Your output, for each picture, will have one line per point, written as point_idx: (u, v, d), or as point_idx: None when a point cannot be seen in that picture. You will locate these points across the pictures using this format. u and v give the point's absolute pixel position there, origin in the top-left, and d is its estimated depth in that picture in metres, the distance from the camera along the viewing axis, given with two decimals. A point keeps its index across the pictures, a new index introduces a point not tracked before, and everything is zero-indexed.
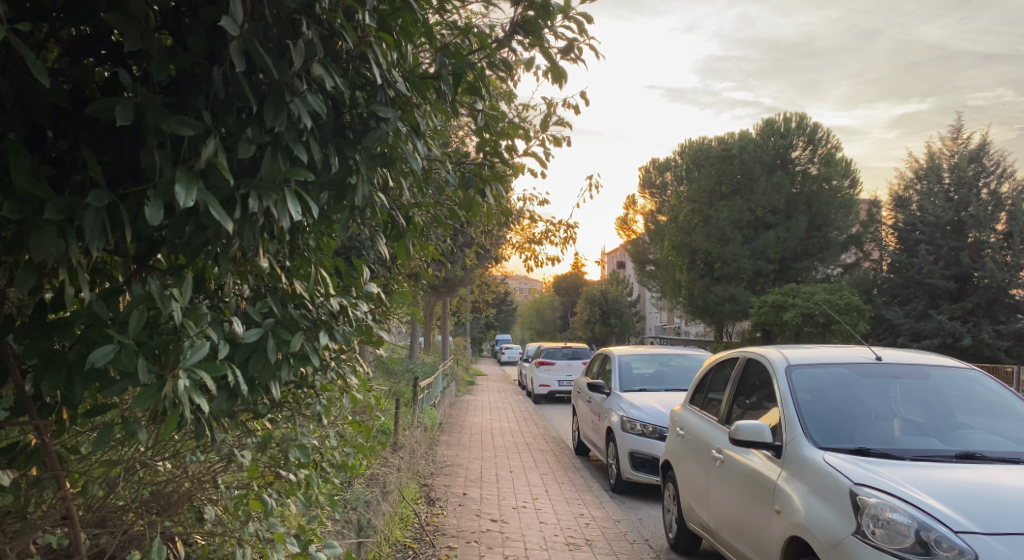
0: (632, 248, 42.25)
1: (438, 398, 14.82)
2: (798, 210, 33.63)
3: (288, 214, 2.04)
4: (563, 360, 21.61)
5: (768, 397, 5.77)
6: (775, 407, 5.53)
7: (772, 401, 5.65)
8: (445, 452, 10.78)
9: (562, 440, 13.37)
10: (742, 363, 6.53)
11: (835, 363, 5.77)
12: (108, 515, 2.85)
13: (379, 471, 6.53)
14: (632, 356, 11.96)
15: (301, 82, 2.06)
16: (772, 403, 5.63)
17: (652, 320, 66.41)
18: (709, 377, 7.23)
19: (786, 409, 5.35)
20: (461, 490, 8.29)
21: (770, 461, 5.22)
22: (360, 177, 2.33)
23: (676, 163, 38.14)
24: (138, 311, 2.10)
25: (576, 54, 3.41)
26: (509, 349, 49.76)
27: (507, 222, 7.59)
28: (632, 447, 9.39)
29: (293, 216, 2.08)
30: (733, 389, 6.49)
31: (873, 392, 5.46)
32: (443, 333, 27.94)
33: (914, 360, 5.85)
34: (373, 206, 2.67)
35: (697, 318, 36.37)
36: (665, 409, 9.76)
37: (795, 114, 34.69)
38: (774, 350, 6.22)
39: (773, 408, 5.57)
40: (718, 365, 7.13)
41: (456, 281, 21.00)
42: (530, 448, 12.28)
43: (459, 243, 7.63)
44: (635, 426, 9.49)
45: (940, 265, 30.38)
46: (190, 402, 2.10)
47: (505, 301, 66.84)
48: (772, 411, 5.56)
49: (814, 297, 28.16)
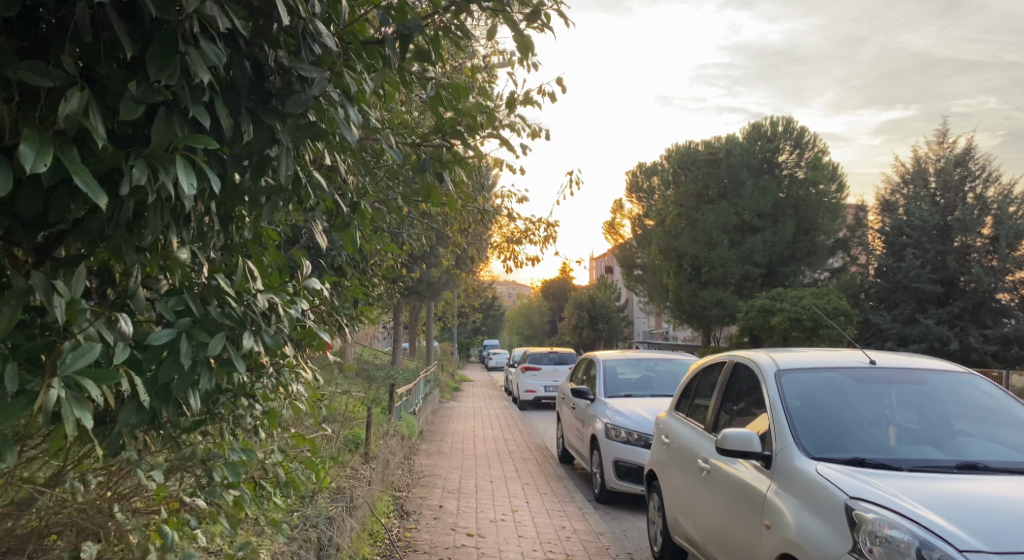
0: (619, 252, 41.98)
1: (418, 405, 14.49)
2: (784, 214, 33.55)
3: (185, 184, 1.72)
4: (549, 365, 21.28)
5: (757, 403, 5.47)
6: (763, 414, 5.23)
7: (759, 407, 5.36)
8: (423, 462, 10.43)
9: (545, 448, 13.06)
10: (728, 368, 6.23)
11: (826, 367, 5.47)
12: (11, 546, 2.53)
13: (346, 485, 6.19)
14: (617, 362, 11.64)
15: (198, 29, 1.83)
16: (759, 410, 5.33)
17: (640, 325, 66.29)
18: (695, 383, 6.93)
19: (774, 416, 5.05)
20: (437, 503, 7.96)
21: (759, 471, 4.90)
22: (282, 150, 2.07)
23: (662, 167, 37.96)
24: (10, 310, 1.76)
25: (543, 20, 3.09)
26: (496, 355, 49.32)
27: (482, 221, 7.22)
28: (617, 455, 9.06)
29: (190, 188, 1.75)
30: (719, 395, 6.19)
31: (867, 398, 5.16)
32: (428, 338, 27.58)
33: (910, 363, 5.56)
34: (308, 187, 2.36)
35: (685, 323, 36.13)
36: (651, 416, 9.45)
37: (782, 117, 34.62)
38: (761, 354, 5.94)
39: (760, 415, 5.28)
40: (704, 370, 6.84)
41: (440, 285, 20.65)
42: (512, 456, 11.94)
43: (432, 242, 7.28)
44: (619, 434, 9.18)
45: (927, 269, 30.24)
46: (71, 418, 1.74)
47: (494, 307, 66.47)
48: (759, 418, 5.27)
49: (801, 301, 27.96)
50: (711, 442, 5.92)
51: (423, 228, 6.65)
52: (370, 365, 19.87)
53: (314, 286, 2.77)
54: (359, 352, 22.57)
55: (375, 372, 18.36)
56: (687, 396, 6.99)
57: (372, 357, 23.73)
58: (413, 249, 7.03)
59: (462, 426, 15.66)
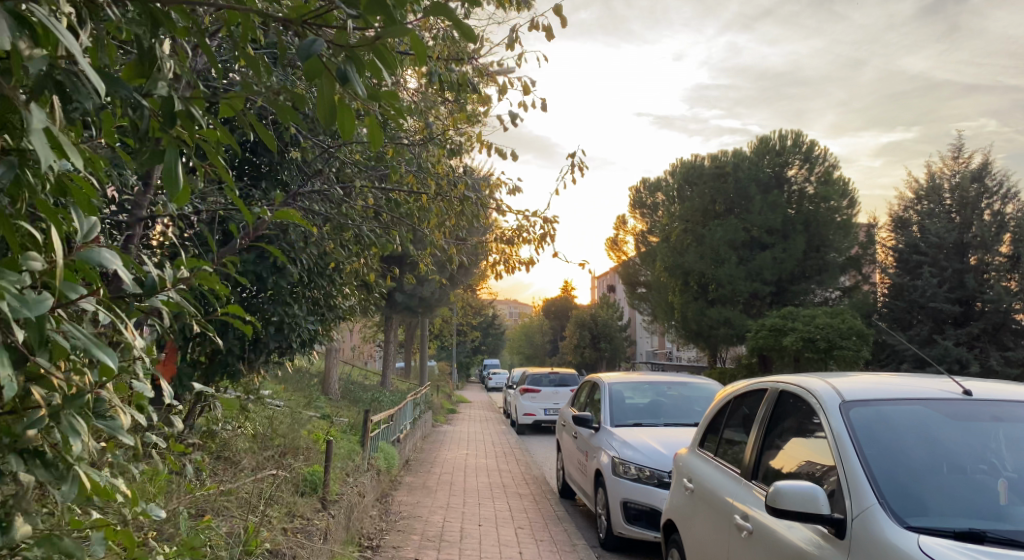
0: (622, 269, 40.69)
1: (405, 431, 13.24)
2: (794, 230, 32.29)
3: None
4: (550, 387, 19.98)
5: (815, 445, 4.15)
6: (828, 456, 3.96)
7: (818, 446, 4.08)
8: (404, 499, 9.15)
9: (544, 481, 11.79)
10: (769, 397, 4.97)
11: (907, 399, 4.20)
12: None
13: (287, 544, 5.00)
14: (624, 385, 10.37)
15: None
16: (819, 450, 4.06)
17: (643, 345, 65.18)
18: (724, 414, 5.67)
19: (845, 459, 3.78)
20: (413, 555, 6.67)
21: (826, 541, 3.57)
22: None
23: (666, 183, 36.90)
24: None
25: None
26: (495, 376, 47.90)
27: (459, 209, 6.18)
28: (625, 495, 7.87)
29: None
30: (757, 431, 4.93)
31: (970, 444, 3.89)
32: (424, 357, 26.20)
33: (1017, 397, 4.27)
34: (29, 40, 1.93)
35: (690, 342, 34.89)
36: (666, 449, 8.19)
37: (791, 131, 33.51)
38: (810, 380, 4.71)
39: (823, 455, 4.01)
40: (737, 398, 5.57)
41: (434, 300, 19.42)
42: (506, 490, 10.69)
43: (374, 217, 6.27)
44: (628, 470, 7.99)
45: (945, 287, 28.87)
46: None
47: (494, 326, 65.23)
48: (822, 462, 3.99)
49: (815, 321, 26.71)
50: (743, 490, 4.71)
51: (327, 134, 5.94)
52: (358, 386, 18.59)
53: (111, 259, 2.21)
54: (348, 372, 21.29)
55: (363, 394, 17.08)
56: (716, 429, 5.73)
57: (362, 377, 22.42)
58: (353, 229, 5.91)
59: (454, 453, 14.41)
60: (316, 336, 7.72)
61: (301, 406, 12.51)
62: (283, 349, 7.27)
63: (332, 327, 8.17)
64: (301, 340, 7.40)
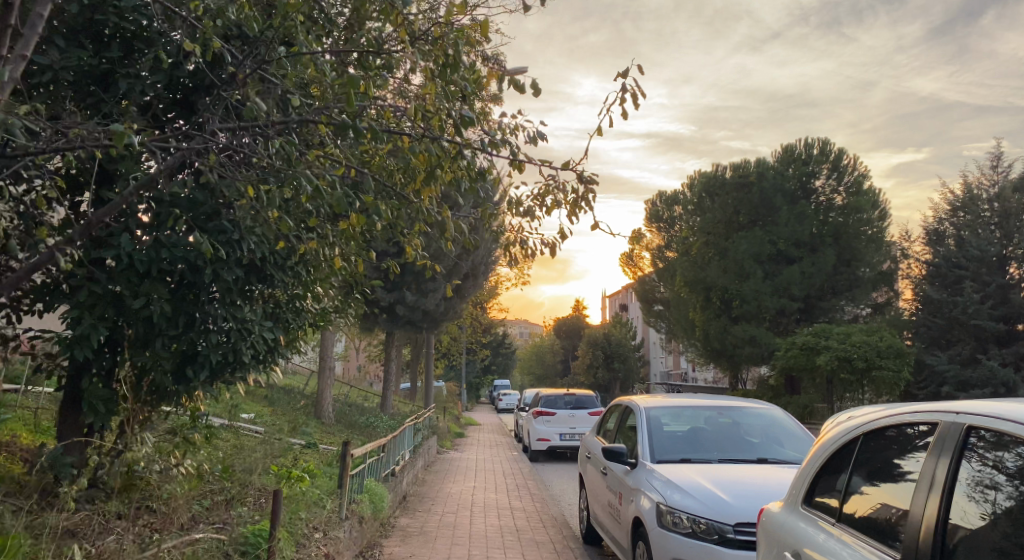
0: (638, 285, 38.80)
1: (402, 462, 11.43)
2: (823, 243, 30.23)
3: None
4: (566, 410, 18.12)
5: None
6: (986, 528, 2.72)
7: (964, 508, 2.84)
8: (395, 552, 7.39)
9: (566, 523, 9.98)
10: (943, 437, 3.05)
11: None
12: None
13: None
14: (661, 409, 8.57)
15: None
16: (967, 514, 2.82)
17: (658, 365, 63.35)
18: (853, 457, 3.76)
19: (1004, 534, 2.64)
20: None
21: None
22: None
23: (684, 196, 35.01)
24: None
25: None
26: (507, 397, 46.50)
27: (454, 174, 4.61)
28: (675, 554, 6.15)
29: None
30: (929, 497, 3.01)
31: None
32: (429, 378, 24.29)
33: None
34: None
35: (710, 361, 33.08)
36: (727, 494, 6.40)
37: (818, 138, 31.26)
38: (1012, 408, 2.90)
39: (974, 522, 2.77)
40: (872, 434, 3.63)
41: (439, 314, 17.66)
42: (521, 537, 8.91)
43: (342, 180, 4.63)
44: (679, 522, 6.25)
45: (989, 303, 26.93)
46: None
47: (503, 345, 63.25)
48: (958, 527, 2.83)
49: (851, 338, 24.69)
50: None
51: (262, 30, 4.60)
52: (355, 409, 16.82)
53: None
54: (346, 394, 19.48)
55: (359, 418, 15.28)
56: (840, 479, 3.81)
57: (361, 399, 20.63)
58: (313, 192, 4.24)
59: (459, 485, 12.63)
60: (278, 349, 6.00)
61: (284, 432, 10.77)
62: (233, 366, 5.55)
63: (301, 338, 6.46)
64: (257, 353, 5.70)
